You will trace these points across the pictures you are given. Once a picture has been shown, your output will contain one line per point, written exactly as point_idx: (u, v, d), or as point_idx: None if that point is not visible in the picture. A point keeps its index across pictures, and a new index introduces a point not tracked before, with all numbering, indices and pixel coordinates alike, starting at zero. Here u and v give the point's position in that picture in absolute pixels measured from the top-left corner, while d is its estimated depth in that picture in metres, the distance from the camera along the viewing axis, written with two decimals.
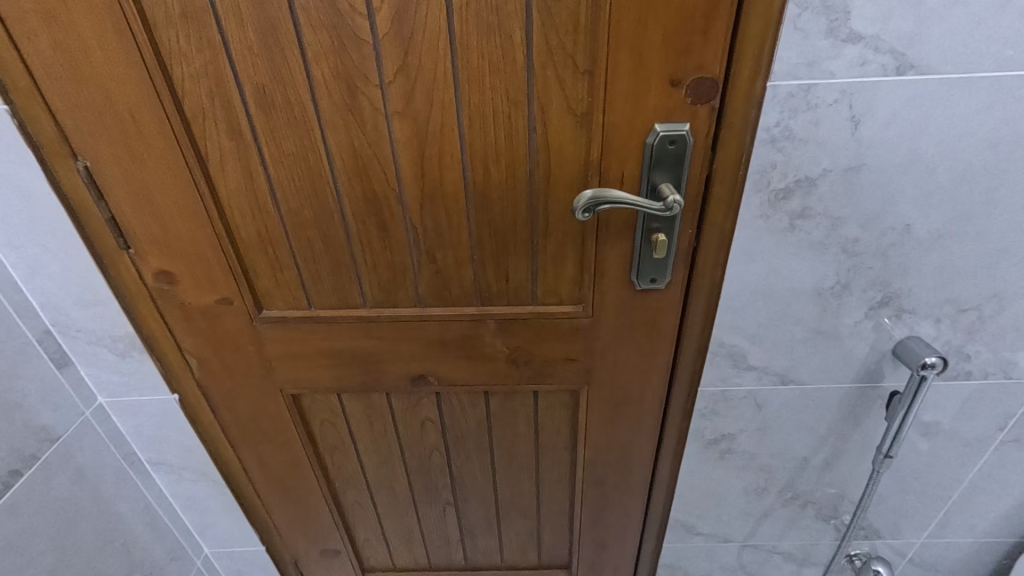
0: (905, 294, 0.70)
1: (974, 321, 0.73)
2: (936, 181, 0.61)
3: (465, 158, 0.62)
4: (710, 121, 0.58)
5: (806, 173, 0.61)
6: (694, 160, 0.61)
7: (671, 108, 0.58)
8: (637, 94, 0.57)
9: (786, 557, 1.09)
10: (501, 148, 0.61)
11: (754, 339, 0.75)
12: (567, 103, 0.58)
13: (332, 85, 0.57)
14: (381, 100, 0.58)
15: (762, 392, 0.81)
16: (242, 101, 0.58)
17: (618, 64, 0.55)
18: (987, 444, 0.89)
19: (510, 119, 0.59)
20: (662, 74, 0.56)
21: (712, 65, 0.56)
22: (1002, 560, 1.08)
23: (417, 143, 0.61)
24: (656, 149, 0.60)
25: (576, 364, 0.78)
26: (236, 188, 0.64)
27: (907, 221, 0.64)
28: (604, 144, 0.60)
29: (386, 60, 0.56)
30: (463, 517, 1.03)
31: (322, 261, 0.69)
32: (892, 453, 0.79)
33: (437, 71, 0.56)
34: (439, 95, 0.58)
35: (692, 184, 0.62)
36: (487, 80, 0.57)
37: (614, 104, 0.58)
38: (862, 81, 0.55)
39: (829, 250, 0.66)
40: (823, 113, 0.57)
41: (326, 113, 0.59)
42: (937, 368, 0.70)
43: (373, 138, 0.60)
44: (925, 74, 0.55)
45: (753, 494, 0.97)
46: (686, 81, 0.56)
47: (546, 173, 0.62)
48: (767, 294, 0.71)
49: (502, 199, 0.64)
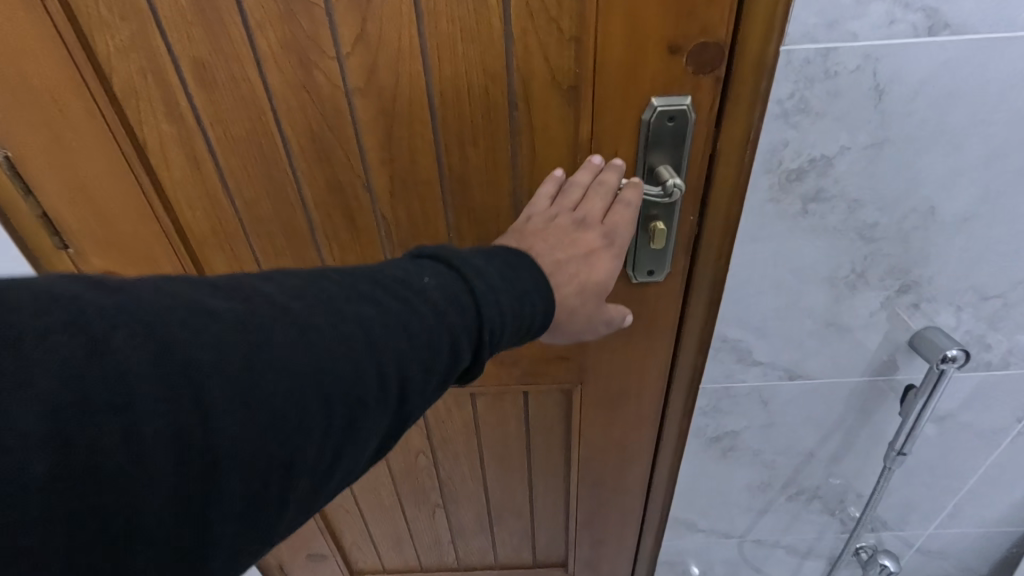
0: (926, 282, 0.64)
1: (999, 310, 0.67)
2: (965, 158, 0.55)
3: (439, 141, 0.55)
4: (715, 94, 0.52)
5: (821, 152, 0.54)
6: (696, 139, 0.54)
7: (670, 79, 0.51)
8: (631, 62, 0.50)
9: (789, 551, 1.05)
10: (479, 128, 0.54)
11: (760, 333, 0.69)
12: (552, 76, 0.51)
13: (282, 58, 0.50)
14: (340, 74, 0.51)
15: (768, 388, 0.76)
16: (179, 78, 0.51)
17: (609, 29, 0.48)
18: (1003, 435, 0.84)
19: (488, 95, 0.52)
20: (660, 41, 0.49)
21: (717, 28, 0.48)
22: (1010, 548, 1.05)
23: (384, 124, 0.54)
24: (653, 127, 0.53)
25: (568, 362, 0.74)
26: (182, 180, 0.57)
27: (931, 203, 0.58)
28: (595, 122, 0.53)
29: (342, 27, 0.48)
30: (453, 517, 0.98)
31: (286, 258, 0.63)
32: (905, 449, 0.74)
33: (401, 40, 0.49)
34: (406, 68, 0.50)
35: (694, 166, 0.56)
36: (459, 49, 0.50)
37: (605, 76, 0.51)
38: (888, 44, 0.48)
39: (845, 235, 0.60)
40: (843, 82, 0.50)
41: (277, 91, 0.51)
42: (957, 361, 0.65)
43: (334, 119, 0.53)
44: (961, 35, 0.48)
45: (756, 490, 0.92)
46: (688, 48, 0.49)
47: (531, 155, 0.56)
48: (775, 285, 0.65)
49: (483, 186, 0.58)
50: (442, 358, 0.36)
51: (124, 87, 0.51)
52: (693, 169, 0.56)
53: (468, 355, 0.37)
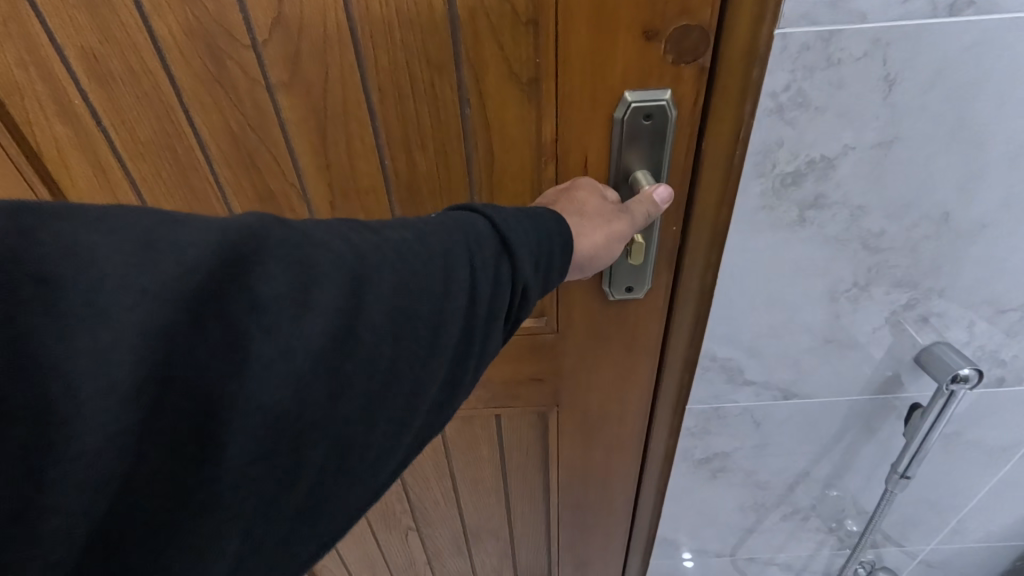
0: (935, 295, 0.58)
1: (1015, 323, 0.61)
2: (985, 158, 0.48)
3: (380, 143, 0.48)
4: (699, 86, 0.44)
5: (821, 152, 0.47)
6: (679, 140, 0.47)
7: (647, 69, 0.44)
8: (600, 50, 0.43)
9: (783, 568, 1.00)
10: (426, 128, 0.47)
11: (752, 352, 0.63)
12: (508, 66, 0.44)
13: (188, 48, 0.43)
14: (258, 65, 0.44)
15: (761, 408, 0.69)
16: (67, 71, 0.44)
17: (573, 9, 0.41)
18: (1013, 452, 0.78)
19: (434, 89, 0.45)
20: (633, 23, 0.42)
21: (700, 8, 0.41)
22: (1014, 562, 1.00)
23: (315, 124, 0.47)
24: (628, 127, 0.46)
25: (542, 385, 0.67)
26: (88, 187, 0.50)
27: (945, 209, 0.51)
28: (560, 121, 0.46)
29: (254, 10, 0.41)
30: (427, 540, 0.93)
31: None
32: (909, 473, 0.68)
33: (326, 24, 0.42)
34: (335, 57, 0.43)
35: (677, 169, 0.49)
36: (396, 35, 0.42)
37: (569, 66, 0.44)
38: (901, 26, 0.41)
39: (846, 246, 0.53)
40: (847, 71, 0.43)
41: (186, 87, 0.45)
42: (969, 382, 0.58)
43: (257, 119, 0.47)
44: (986, 14, 0.41)
45: (748, 510, 0.87)
46: (667, 32, 0.42)
47: (488, 158, 0.49)
48: (768, 301, 0.58)
49: (434, 193, 0.51)
50: (484, 264, 0.36)
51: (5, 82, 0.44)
52: (676, 174, 0.49)
53: (507, 258, 0.37)
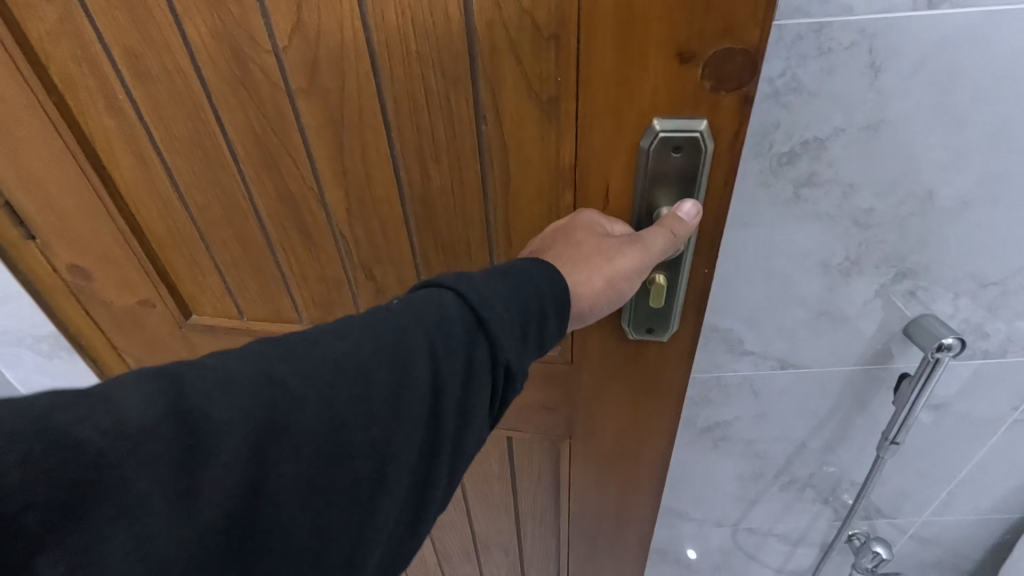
0: (921, 270, 0.62)
1: (997, 297, 0.65)
2: (965, 140, 0.52)
3: (395, 153, 0.50)
4: (737, 114, 0.43)
5: (814, 134, 0.51)
6: (713, 171, 0.46)
7: (679, 97, 0.43)
8: (629, 74, 0.42)
9: (781, 539, 1.05)
10: (441, 141, 0.48)
11: (751, 323, 0.68)
12: (528, 83, 0.44)
13: (215, 51, 0.46)
14: (278, 70, 0.47)
15: (760, 378, 0.74)
16: (114, 69, 0.49)
17: (599, 30, 0.40)
18: (999, 423, 0.83)
19: (450, 102, 0.46)
20: (666, 46, 0.41)
21: (741, 35, 0.39)
22: (1004, 535, 1.05)
23: (332, 130, 0.49)
24: (653, 156, 0.45)
25: (554, 412, 0.70)
26: (130, 176, 0.55)
27: (929, 187, 0.55)
28: (582, 144, 0.46)
29: (276, 19, 0.44)
30: (436, 542, 0.98)
31: (242, 265, 0.61)
32: (897, 439, 0.73)
33: (344, 34, 0.44)
34: (352, 65, 0.45)
35: (709, 201, 0.47)
36: (414, 47, 0.44)
37: (592, 88, 0.43)
38: (885, 18, 0.45)
39: (838, 222, 0.58)
40: (838, 59, 0.47)
41: (214, 88, 0.48)
42: (953, 350, 0.63)
43: (276, 123, 0.49)
44: (961, 7, 0.45)
45: (748, 480, 0.92)
46: (704, 57, 0.41)
47: (505, 176, 0.49)
48: (767, 274, 0.63)
49: (446, 205, 0.52)
50: (447, 354, 0.36)
51: (63, 78, 0.50)
52: (706, 206, 0.48)
53: (472, 341, 0.37)
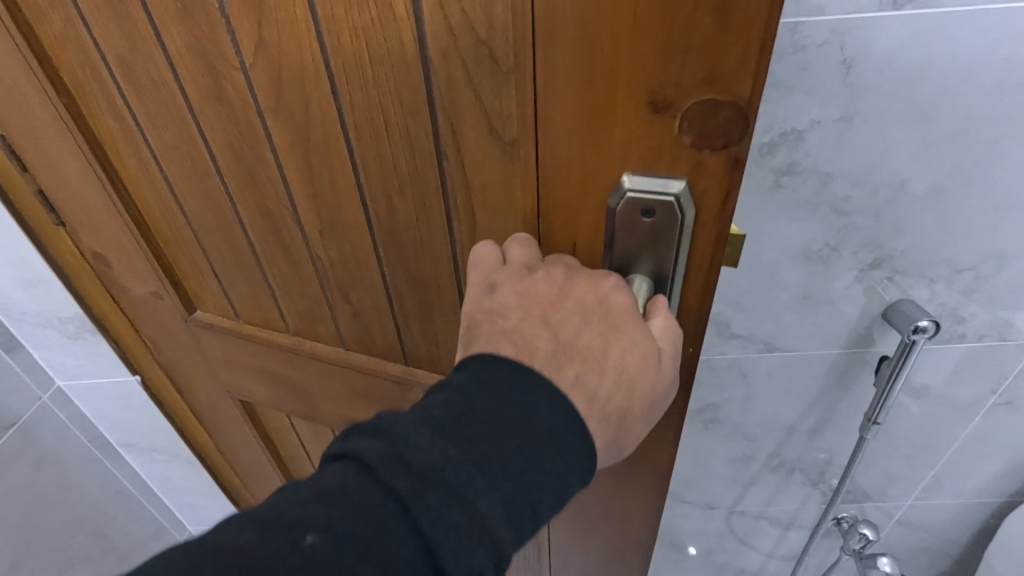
0: (898, 255, 0.66)
1: (971, 282, 0.69)
2: (934, 131, 0.56)
3: (362, 182, 0.46)
4: (721, 179, 0.35)
5: (792, 126, 0.55)
6: (693, 240, 0.38)
7: (653, 150, 0.35)
8: (593, 120, 0.34)
9: (772, 522, 1.09)
10: (404, 175, 0.44)
11: (737, 306, 0.72)
12: (487, 120, 0.38)
13: (193, 65, 0.44)
14: (247, 88, 0.44)
15: (747, 360, 0.78)
16: (110, 74, 0.49)
17: (558, 68, 0.33)
18: (979, 406, 0.86)
19: (412, 135, 0.41)
20: (637, 92, 0.32)
21: (727, 83, 0.31)
22: (989, 518, 1.08)
23: (303, 152, 0.46)
24: (622, 216, 0.38)
25: None
26: (136, 176, 0.57)
27: (902, 176, 0.59)
28: (546, 194, 0.39)
29: (240, 35, 0.40)
30: None
31: (235, 270, 0.61)
32: (878, 419, 0.77)
33: (303, 57, 0.40)
34: (313, 88, 0.41)
35: (692, 271, 0.40)
36: (371, 73, 0.39)
37: (552, 135, 0.36)
38: (854, 18, 0.49)
39: (818, 210, 0.62)
40: (812, 56, 0.51)
41: (198, 98, 0.46)
42: (928, 332, 0.66)
43: (251, 140, 0.47)
44: (924, 7, 0.49)
45: (739, 463, 0.96)
46: (680, 108, 0.32)
47: (472, 217, 0.44)
48: (751, 259, 0.67)
49: (414, 238, 0.48)
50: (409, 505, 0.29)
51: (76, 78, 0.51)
52: (694, 277, 0.40)
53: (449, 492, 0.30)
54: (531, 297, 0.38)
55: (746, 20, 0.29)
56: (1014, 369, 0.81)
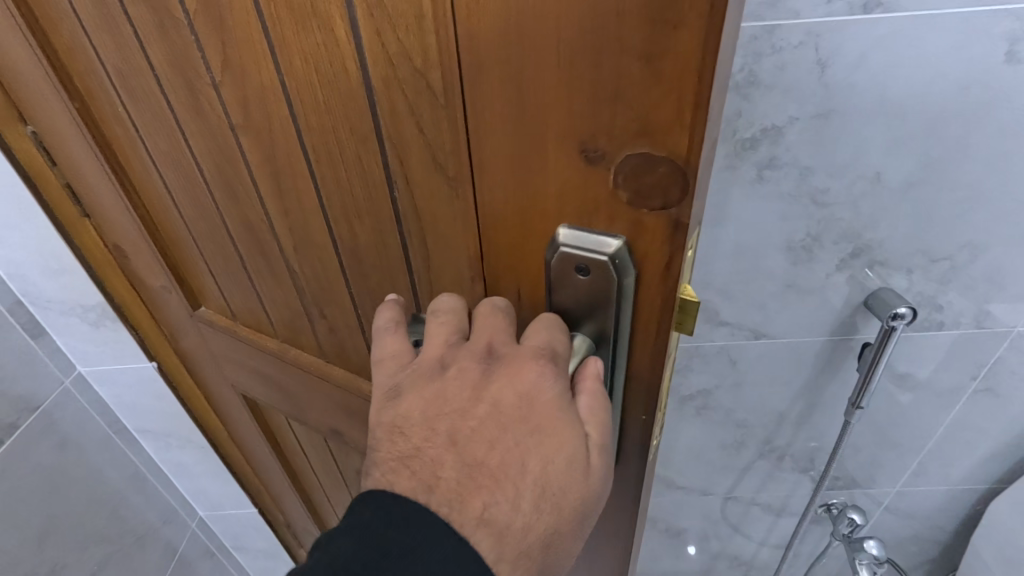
0: (876, 245, 0.70)
1: (947, 271, 0.72)
2: (905, 126, 0.59)
3: (326, 208, 0.41)
4: (664, 243, 0.29)
5: (772, 122, 0.59)
6: (638, 304, 0.33)
7: (588, 202, 0.30)
8: (524, 160, 0.29)
9: (765, 509, 1.12)
10: (360, 203, 0.39)
11: (724, 294, 0.75)
12: (430, 154, 0.32)
13: (172, 76, 0.40)
14: (220, 106, 0.39)
15: (735, 347, 0.82)
16: (107, 77, 0.46)
17: (488, 100, 0.28)
18: (960, 393, 0.90)
19: (363, 165, 0.36)
20: (566, 134, 0.27)
21: (665, 137, 0.26)
22: (975, 505, 1.11)
23: (272, 171, 0.41)
24: (558, 270, 0.33)
25: None
26: (144, 179, 0.56)
27: (877, 169, 0.63)
28: (486, 237, 0.34)
29: (207, 47, 0.35)
30: None
31: (227, 275, 0.60)
32: (861, 403, 0.81)
33: (263, 76, 0.34)
34: (272, 107, 0.36)
35: (641, 336, 0.34)
36: (319, 97, 0.34)
37: (485, 175, 0.31)
38: (827, 21, 0.53)
39: (799, 201, 0.65)
40: (789, 56, 0.55)
41: (178, 110, 0.43)
42: (906, 318, 0.70)
43: (229, 158, 0.43)
44: (893, 11, 0.52)
45: (730, 448, 0.99)
46: (614, 158, 0.27)
47: (424, 254, 0.39)
48: (737, 249, 0.70)
49: (376, 269, 0.44)
50: None
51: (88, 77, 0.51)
52: (642, 344, 0.35)
53: None
54: (441, 405, 0.33)
55: (680, 67, 0.24)
56: (992, 356, 0.84)
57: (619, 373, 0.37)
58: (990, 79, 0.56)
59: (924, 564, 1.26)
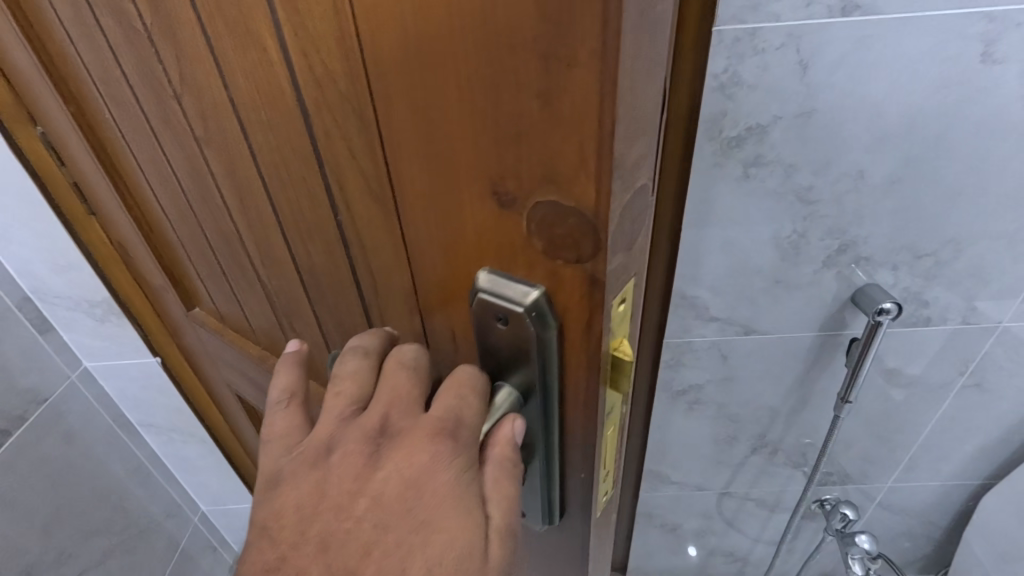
0: (861, 242, 0.71)
1: (932, 267, 0.74)
2: (886, 125, 0.61)
3: (282, 225, 0.40)
4: (586, 298, 0.27)
5: (756, 121, 0.61)
6: (566, 360, 0.30)
7: (503, 247, 0.28)
8: (440, 195, 0.28)
9: (759, 504, 1.14)
10: (310, 224, 0.38)
11: (714, 290, 0.77)
12: (362, 179, 0.31)
13: (143, 85, 0.41)
14: (185, 117, 0.39)
15: (726, 342, 0.83)
16: (94, 83, 0.47)
17: (399, 130, 0.26)
18: (950, 388, 0.91)
19: (307, 185, 0.35)
20: (476, 172, 0.26)
21: (571, 185, 0.24)
22: (968, 501, 1.12)
23: (235, 185, 0.41)
24: (481, 319, 0.31)
25: None
26: (135, 182, 0.58)
27: (860, 167, 0.65)
28: (416, 272, 0.33)
29: (167, 58, 0.36)
30: None
31: (213, 280, 0.61)
32: (849, 397, 0.82)
33: (214, 88, 0.34)
34: (226, 121, 0.36)
35: (572, 391, 0.32)
36: (262, 113, 0.33)
37: (407, 207, 0.29)
38: (807, 24, 0.55)
39: (784, 198, 0.67)
40: (771, 58, 0.57)
41: (150, 115, 0.43)
42: (891, 313, 0.72)
43: (199, 168, 0.43)
44: (871, 14, 0.54)
45: (723, 443, 1.01)
46: (523, 202, 0.25)
47: (372, 282, 0.38)
48: (726, 246, 0.72)
49: (333, 291, 0.42)
50: None
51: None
52: (573, 399, 0.33)
53: None
54: (318, 501, 0.33)
55: (577, 110, 0.21)
56: (980, 351, 0.86)
57: (555, 426, 0.35)
58: (966, 79, 0.58)
59: (918, 559, 1.27)
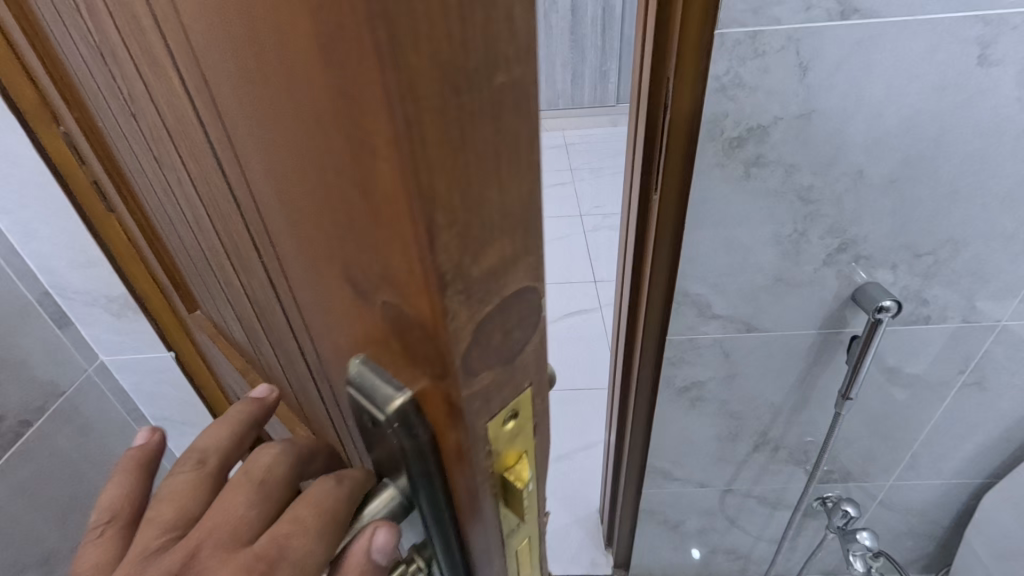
0: (861, 240, 0.73)
1: (931, 266, 0.75)
2: (885, 126, 0.63)
3: (230, 252, 0.40)
4: (453, 419, 0.23)
5: (757, 122, 0.63)
6: (450, 476, 0.26)
7: (368, 337, 0.24)
8: (313, 262, 0.25)
9: (761, 501, 1.15)
10: (244, 257, 0.37)
11: (716, 288, 0.78)
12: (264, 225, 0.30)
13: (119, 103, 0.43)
14: (150, 137, 0.41)
15: (728, 340, 0.85)
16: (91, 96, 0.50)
17: (272, 185, 0.25)
18: (950, 386, 0.92)
19: (232, 218, 0.34)
20: (332, 252, 0.23)
21: (405, 291, 0.19)
22: (969, 500, 1.13)
23: (192, 205, 0.42)
24: (361, 410, 0.27)
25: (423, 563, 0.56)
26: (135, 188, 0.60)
27: (859, 167, 0.66)
28: (317, 332, 0.30)
29: (127, 81, 0.37)
30: None
31: (201, 288, 0.62)
32: (850, 394, 0.83)
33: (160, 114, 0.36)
34: (175, 145, 0.37)
35: (458, 509, 0.28)
36: (191, 142, 0.33)
37: (294, 265, 0.28)
38: (808, 27, 0.56)
39: (784, 198, 0.69)
40: (771, 60, 0.58)
41: (129, 131, 0.45)
42: (891, 311, 0.73)
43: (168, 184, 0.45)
44: (870, 17, 0.56)
45: (725, 440, 1.02)
46: (372, 296, 0.22)
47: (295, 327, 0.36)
48: (727, 244, 0.74)
49: (274, 325, 0.41)
50: None
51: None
52: (462, 517, 0.28)
53: None
54: None
55: (388, 207, 0.17)
56: (980, 350, 0.87)
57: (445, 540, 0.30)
58: (963, 81, 0.59)
59: (919, 559, 1.28)
